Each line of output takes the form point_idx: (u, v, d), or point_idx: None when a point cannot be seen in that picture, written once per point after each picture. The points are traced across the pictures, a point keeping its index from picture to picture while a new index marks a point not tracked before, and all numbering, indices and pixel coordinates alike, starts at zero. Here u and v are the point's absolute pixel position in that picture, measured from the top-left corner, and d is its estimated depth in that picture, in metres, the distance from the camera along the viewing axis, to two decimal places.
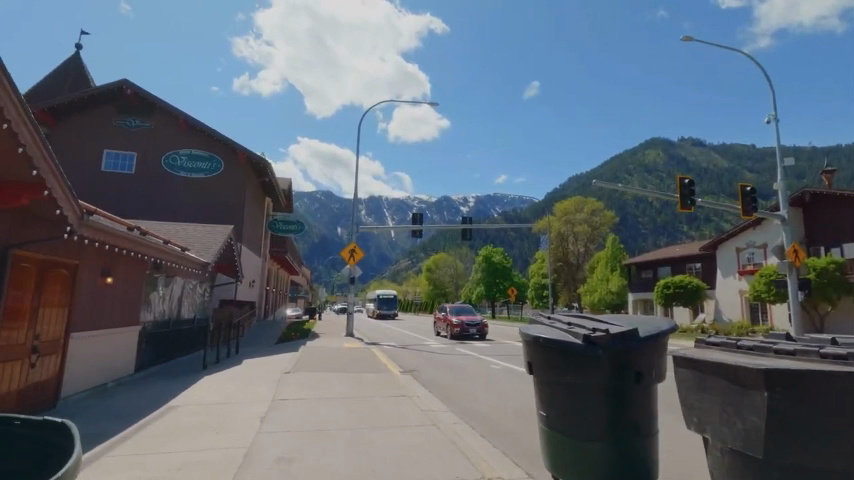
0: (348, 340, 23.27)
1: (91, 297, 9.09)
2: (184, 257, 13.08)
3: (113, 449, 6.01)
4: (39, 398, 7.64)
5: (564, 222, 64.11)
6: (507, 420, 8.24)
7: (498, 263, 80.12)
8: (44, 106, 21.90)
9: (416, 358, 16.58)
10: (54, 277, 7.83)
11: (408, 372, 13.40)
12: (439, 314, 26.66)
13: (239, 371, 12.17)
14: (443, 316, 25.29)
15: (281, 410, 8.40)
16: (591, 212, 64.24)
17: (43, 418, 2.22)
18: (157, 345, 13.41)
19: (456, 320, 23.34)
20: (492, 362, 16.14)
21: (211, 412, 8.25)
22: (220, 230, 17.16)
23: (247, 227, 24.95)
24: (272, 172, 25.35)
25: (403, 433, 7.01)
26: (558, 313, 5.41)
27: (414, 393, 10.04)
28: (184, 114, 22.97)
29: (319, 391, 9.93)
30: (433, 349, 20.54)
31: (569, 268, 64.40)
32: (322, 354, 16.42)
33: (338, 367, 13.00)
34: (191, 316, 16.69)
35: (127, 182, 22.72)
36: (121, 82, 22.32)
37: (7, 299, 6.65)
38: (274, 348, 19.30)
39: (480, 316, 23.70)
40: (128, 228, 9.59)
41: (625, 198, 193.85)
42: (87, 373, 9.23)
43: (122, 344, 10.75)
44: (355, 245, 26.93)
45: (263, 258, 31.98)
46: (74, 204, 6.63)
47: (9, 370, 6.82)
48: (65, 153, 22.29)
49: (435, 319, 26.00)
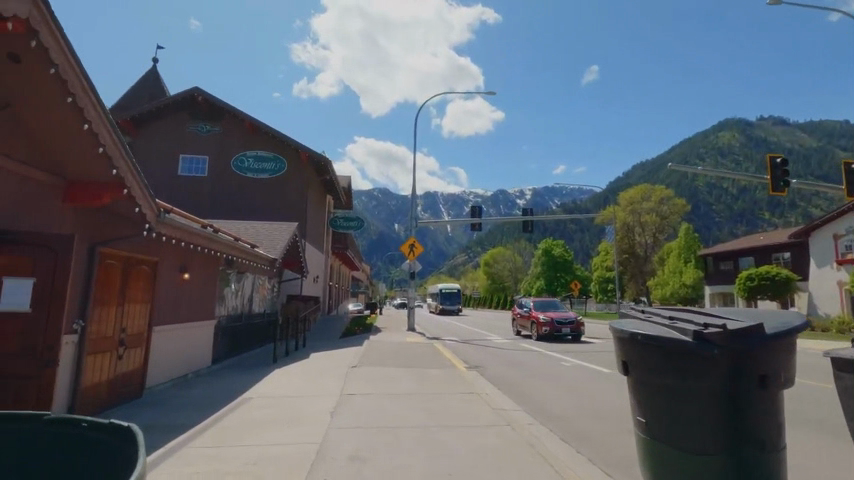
0: (410, 335, 23.21)
1: (170, 292, 9.52)
2: (253, 254, 13.53)
3: (194, 441, 6.14)
4: (126, 388, 8.07)
5: (630, 212, 60.62)
6: (587, 422, 7.64)
7: (559, 256, 77.46)
8: (128, 116, 23.61)
9: (479, 354, 16.15)
10: (137, 273, 8.21)
11: (474, 368, 13.01)
12: (519, 308, 23.38)
13: (307, 365, 12.36)
14: (525, 312, 22.19)
15: (350, 405, 8.34)
16: (659, 200, 60.08)
17: (112, 422, 2.05)
18: (231, 339, 13.98)
19: (544, 319, 19.87)
20: (561, 359, 15.38)
21: (284, 405, 8.34)
22: (285, 228, 17.64)
23: (310, 224, 25.63)
24: (333, 170, 25.87)
25: (476, 433, 6.67)
26: (653, 307, 4.78)
27: (482, 390, 9.66)
28: (250, 117, 23.92)
29: (387, 386, 9.81)
30: (497, 345, 19.95)
31: (636, 261, 60.90)
32: (386, 348, 16.44)
33: (404, 361, 12.86)
34: (261, 310, 17.32)
35: (200, 185, 24.02)
36: (193, 90, 23.68)
37: (96, 295, 7.01)
38: (339, 342, 19.62)
39: (573, 314, 20.12)
40: (201, 226, 9.94)
41: (697, 184, 180.81)
42: (169, 365, 9.68)
43: (200, 337, 11.24)
44: (414, 239, 26.89)
45: (326, 255, 32.82)
46: (152, 202, 6.85)
47: (99, 362, 7.22)
48: (146, 160, 23.93)
49: (516, 315, 22.80)
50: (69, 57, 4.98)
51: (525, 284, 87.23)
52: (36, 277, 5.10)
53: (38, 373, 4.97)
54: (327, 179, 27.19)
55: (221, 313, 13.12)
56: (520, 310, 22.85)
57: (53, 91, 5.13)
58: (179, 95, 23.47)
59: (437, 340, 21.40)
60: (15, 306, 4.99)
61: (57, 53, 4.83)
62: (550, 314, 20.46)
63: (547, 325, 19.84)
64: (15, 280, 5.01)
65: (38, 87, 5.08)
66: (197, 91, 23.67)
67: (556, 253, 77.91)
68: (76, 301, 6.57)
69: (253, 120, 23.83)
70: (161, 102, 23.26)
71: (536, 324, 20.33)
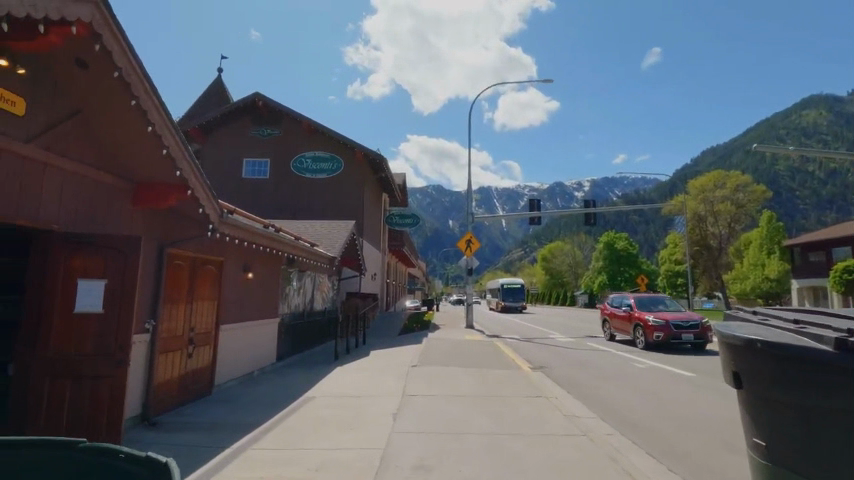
0: (469, 332, 22.74)
1: (235, 292, 9.71)
2: (313, 253, 13.70)
3: (259, 442, 6.11)
4: (197, 385, 8.28)
5: (701, 201, 56.31)
6: (674, 434, 6.87)
7: (623, 250, 73.68)
8: (197, 124, 24.77)
9: (543, 353, 15.40)
10: (203, 273, 8.39)
11: (540, 369, 12.36)
12: (612, 307, 19.13)
13: (368, 362, 12.30)
14: (625, 311, 17.81)
15: (413, 407, 8.07)
16: (735, 188, 55.15)
17: (146, 455, 2.19)
18: (294, 336, 14.25)
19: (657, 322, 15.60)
20: (634, 360, 14.34)
21: (346, 405, 8.23)
22: (344, 226, 17.79)
23: (367, 223, 25.89)
24: (388, 168, 25.95)
25: (549, 442, 6.16)
26: (775, 310, 4.00)
27: (551, 394, 9.06)
28: (308, 118, 24.44)
29: (449, 387, 9.46)
30: (561, 344, 19.01)
31: (709, 253, 56.58)
32: (446, 346, 16.15)
33: (465, 361, 12.46)
34: (323, 307, 17.60)
35: (263, 186, 24.86)
36: (254, 96, 24.56)
37: (165, 295, 7.18)
38: (399, 340, 19.56)
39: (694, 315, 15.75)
40: (263, 226, 10.04)
41: (777, 169, 165.56)
42: (236, 363, 9.91)
43: (265, 335, 11.46)
44: (471, 235, 26.38)
45: (383, 253, 33.12)
46: (215, 203, 6.91)
47: (170, 360, 7.42)
48: (213, 165, 25.07)
49: (611, 315, 18.57)
50: (132, 60, 5.01)
51: (586, 279, 83.77)
52: (108, 278, 5.20)
53: (112, 373, 5.07)
54: (383, 176, 27.26)
55: (284, 311, 13.43)
56: (615, 309, 18.57)
57: (118, 94, 5.20)
58: (242, 101, 24.45)
59: (498, 338, 20.76)
60: (90, 307, 5.11)
61: (120, 57, 4.86)
62: (663, 314, 16.07)
63: (662, 330, 15.61)
64: (89, 281, 5.14)
65: (104, 91, 5.17)
66: (258, 96, 24.53)
67: (619, 246, 74.14)
68: (147, 301, 6.75)
69: (311, 122, 24.37)
70: (226, 108, 24.30)
71: (646, 329, 16.04)
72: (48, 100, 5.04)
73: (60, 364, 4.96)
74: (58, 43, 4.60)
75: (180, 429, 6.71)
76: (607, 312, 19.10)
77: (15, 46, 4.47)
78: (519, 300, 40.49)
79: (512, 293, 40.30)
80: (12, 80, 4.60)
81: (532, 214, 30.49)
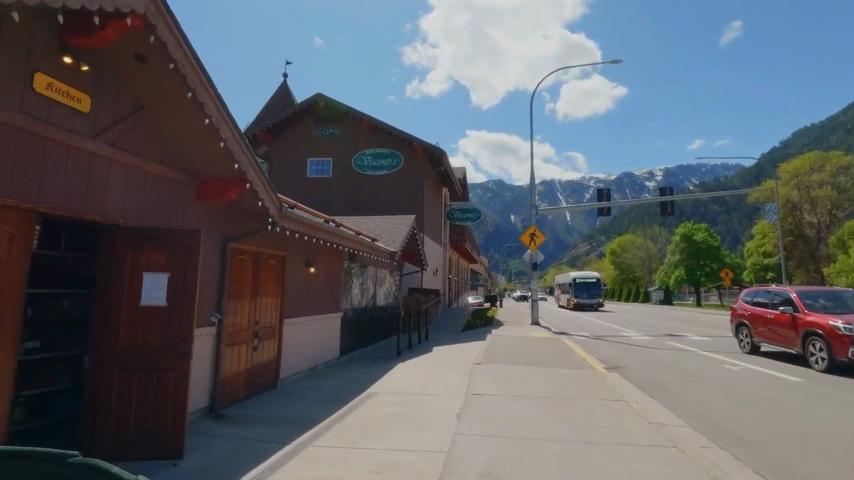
0: (535, 329, 21.77)
1: (298, 287, 9.75)
2: (374, 248, 13.64)
3: (320, 439, 5.96)
4: (262, 378, 8.37)
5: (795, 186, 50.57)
6: (785, 451, 5.86)
7: (701, 242, 68.12)
8: (265, 127, 25.62)
9: (617, 352, 14.28)
10: (266, 267, 8.45)
11: (615, 369, 11.38)
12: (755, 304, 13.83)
13: (431, 359, 11.95)
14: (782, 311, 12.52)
15: (478, 407, 7.61)
16: (836, 170, 49.10)
17: None
18: (357, 331, 14.28)
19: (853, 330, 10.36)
20: (724, 362, 12.88)
21: (408, 403, 7.94)
22: (404, 220, 17.62)
23: (428, 218, 25.68)
24: (448, 162, 25.62)
25: (634, 454, 5.45)
26: None
27: (631, 398, 8.20)
28: (368, 116, 24.69)
29: (516, 387, 8.89)
30: (637, 343, 17.57)
31: (806, 244, 50.67)
32: (511, 343, 15.48)
33: (532, 359, 11.75)
34: (385, 303, 17.57)
35: (326, 185, 25.40)
36: (316, 96, 25.16)
37: (229, 289, 7.27)
38: (462, 336, 19.11)
39: None
40: (323, 220, 10.02)
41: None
42: (300, 357, 9.97)
43: (328, 330, 11.49)
44: (535, 228, 25.32)
45: (444, 248, 32.81)
46: (274, 196, 6.88)
47: (235, 353, 7.52)
48: (280, 166, 25.92)
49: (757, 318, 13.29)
50: (187, 52, 4.98)
51: (661, 274, 78.39)
52: (171, 272, 5.23)
53: (175, 366, 5.10)
54: (442, 171, 26.96)
55: (346, 307, 13.47)
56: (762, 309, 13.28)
57: (175, 87, 5.21)
58: (305, 102, 25.15)
59: (566, 336, 19.65)
60: (154, 300, 5.16)
61: (175, 48, 4.83)
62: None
63: None
64: (153, 274, 5.19)
65: (162, 85, 5.20)
66: (320, 96, 25.11)
67: (698, 238, 68.57)
68: (212, 296, 6.84)
69: (371, 119, 24.62)
70: (290, 110, 25.08)
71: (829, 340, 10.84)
72: (112, 97, 5.15)
73: (129, 355, 5.06)
74: (116, 37, 4.64)
75: (245, 423, 6.73)
76: (748, 313, 13.87)
77: (77, 43, 4.56)
78: (593, 295, 36.46)
79: (586, 288, 36.30)
80: (77, 78, 4.70)
81: (601, 204, 28.70)
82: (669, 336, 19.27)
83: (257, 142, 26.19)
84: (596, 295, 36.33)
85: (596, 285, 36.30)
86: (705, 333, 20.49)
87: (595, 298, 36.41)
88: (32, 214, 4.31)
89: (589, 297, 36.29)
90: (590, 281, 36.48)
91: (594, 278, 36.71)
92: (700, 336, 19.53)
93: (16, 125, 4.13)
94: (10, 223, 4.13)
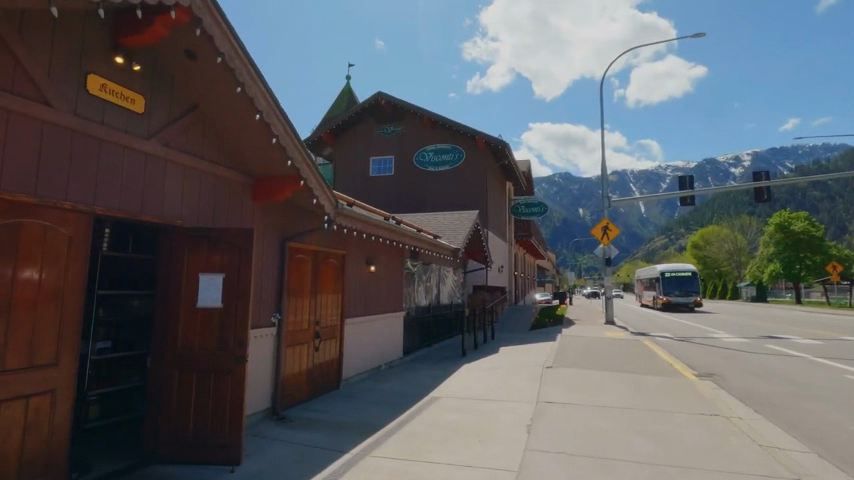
0: (610, 329, 20.25)
1: (358, 285, 9.56)
2: (436, 245, 13.27)
3: (380, 449, 5.62)
4: (324, 379, 8.23)
5: None
6: None
7: (801, 232, 60.88)
8: (329, 129, 26.02)
9: (708, 357, 12.78)
10: (326, 266, 8.28)
11: (708, 377, 10.07)
12: None
13: (497, 361, 11.31)
14: None
15: (550, 418, 6.93)
16: None
17: None
18: (421, 330, 13.95)
19: None
20: (843, 371, 11.04)
21: (473, 410, 7.42)
22: (467, 216, 17.06)
23: (492, 213, 24.91)
24: (511, 154, 24.67)
25: None
26: None
27: (734, 414, 7.09)
28: (428, 111, 24.37)
29: (593, 396, 8.05)
30: (732, 346, 15.65)
31: None
32: (584, 345, 14.43)
33: (610, 363, 10.72)
34: (449, 301, 17.13)
35: (388, 183, 25.42)
36: (377, 95, 25.24)
37: (289, 289, 7.15)
38: (530, 335, 18.23)
39: None
40: (382, 217, 9.73)
41: None
42: (362, 357, 9.78)
43: (391, 329, 11.23)
44: (608, 221, 23.67)
45: (509, 244, 31.78)
46: (330, 193, 6.64)
47: (296, 353, 7.42)
48: (344, 166, 26.29)
49: None
50: (234, 44, 4.80)
51: (751, 268, 71.02)
52: (226, 272, 5.10)
53: (231, 369, 4.96)
54: (506, 164, 26.02)
55: (408, 305, 13.22)
56: None
57: (224, 82, 5.05)
58: (366, 102, 25.32)
59: (646, 337, 18.04)
60: (210, 301, 5.05)
61: (221, 40, 4.66)
62: None
63: None
64: (209, 275, 5.09)
65: (212, 81, 5.07)
66: (381, 95, 25.17)
67: (797, 228, 61.31)
68: (271, 295, 6.74)
69: (432, 114, 24.30)
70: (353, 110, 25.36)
71: None
72: (166, 96, 5.11)
73: (188, 358, 5.00)
74: (164, 33, 4.56)
75: (306, 425, 6.57)
76: None
77: (129, 41, 4.53)
78: (688, 292, 30.72)
79: (678, 283, 30.61)
80: (130, 78, 4.69)
81: (683, 193, 26.14)
82: (770, 339, 17.01)
83: (322, 144, 26.69)
84: (691, 292, 30.55)
85: (692, 280, 30.50)
86: (814, 336, 17.92)
87: (690, 295, 30.61)
88: (90, 216, 4.33)
89: (683, 294, 30.54)
90: (684, 275, 30.74)
91: (689, 272, 30.90)
92: (808, 338, 17.08)
93: (69, 128, 4.14)
94: (67, 225, 4.16)
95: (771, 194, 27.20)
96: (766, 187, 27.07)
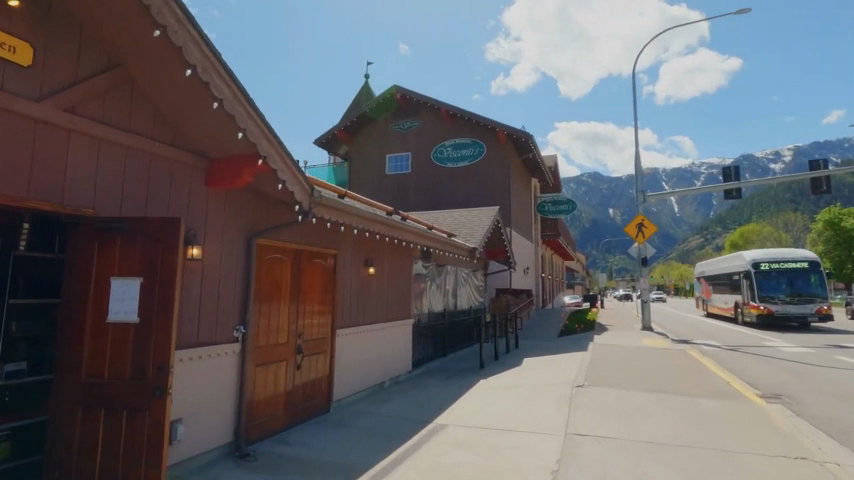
0: (650, 337, 18.26)
1: (355, 290, 8.28)
2: (451, 244, 11.94)
3: None
4: (309, 402, 6.96)
5: None
6: None
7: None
8: (344, 126, 24.99)
9: (770, 372, 10.89)
10: (312, 268, 7.01)
11: (779, 401, 8.27)
12: None
13: (518, 376, 9.81)
14: None
15: (583, 459, 5.46)
16: None
17: None
18: (434, 339, 12.56)
19: None
20: None
21: (487, 445, 6.01)
22: (487, 213, 15.58)
23: (515, 210, 23.31)
24: (537, 147, 23.05)
25: None
26: None
27: (827, 458, 5.42)
28: (446, 104, 23.05)
29: (636, 428, 6.50)
30: (796, 358, 13.51)
31: None
32: (621, 356, 12.75)
33: (654, 382, 9.08)
34: (468, 306, 15.68)
35: (405, 181, 24.15)
36: (393, 88, 24.07)
37: (257, 295, 5.91)
38: (559, 343, 16.58)
39: None
40: (381, 211, 8.42)
41: None
42: (360, 374, 8.48)
43: (397, 340, 9.93)
44: (644, 217, 21.73)
45: (536, 244, 29.96)
46: (302, 177, 5.36)
47: (270, 373, 6.18)
48: (359, 165, 25.23)
49: None
50: None
51: None
52: (146, 276, 3.88)
53: (149, 404, 3.73)
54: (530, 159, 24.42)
55: (420, 313, 11.92)
56: None
57: (141, 25, 3.85)
58: (381, 96, 24.16)
59: (692, 346, 16.03)
60: (125, 315, 3.83)
61: None
62: None
63: None
64: (123, 279, 3.87)
65: (127, 26, 3.89)
66: (397, 89, 24.03)
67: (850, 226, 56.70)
68: (232, 304, 5.51)
69: (450, 107, 22.98)
70: (368, 106, 24.27)
71: None
72: (70, 49, 3.95)
73: (95, 389, 3.79)
74: None
75: (276, 464, 5.32)
76: None
77: None
78: (803, 297, 20.35)
79: (786, 281, 20.39)
80: (12, 21, 3.56)
81: (727, 186, 23.35)
82: (840, 349, 14.71)
83: (336, 142, 25.67)
84: (808, 296, 20.20)
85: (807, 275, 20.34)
86: None
87: (807, 301, 20.25)
88: None
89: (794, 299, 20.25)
90: (794, 268, 20.60)
91: (802, 263, 20.69)
92: None
93: None
94: None
95: (830, 184, 24.15)
96: (825, 177, 24.04)
